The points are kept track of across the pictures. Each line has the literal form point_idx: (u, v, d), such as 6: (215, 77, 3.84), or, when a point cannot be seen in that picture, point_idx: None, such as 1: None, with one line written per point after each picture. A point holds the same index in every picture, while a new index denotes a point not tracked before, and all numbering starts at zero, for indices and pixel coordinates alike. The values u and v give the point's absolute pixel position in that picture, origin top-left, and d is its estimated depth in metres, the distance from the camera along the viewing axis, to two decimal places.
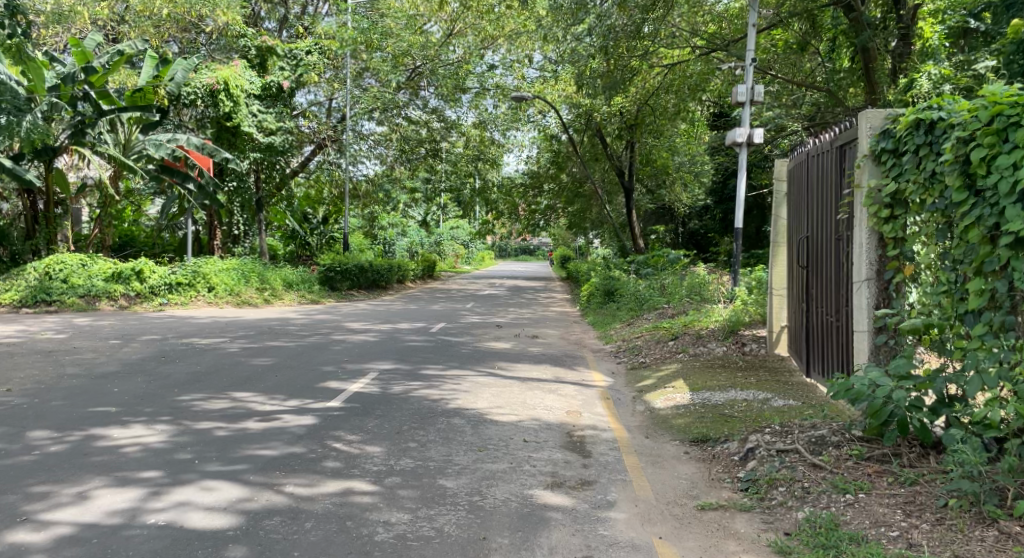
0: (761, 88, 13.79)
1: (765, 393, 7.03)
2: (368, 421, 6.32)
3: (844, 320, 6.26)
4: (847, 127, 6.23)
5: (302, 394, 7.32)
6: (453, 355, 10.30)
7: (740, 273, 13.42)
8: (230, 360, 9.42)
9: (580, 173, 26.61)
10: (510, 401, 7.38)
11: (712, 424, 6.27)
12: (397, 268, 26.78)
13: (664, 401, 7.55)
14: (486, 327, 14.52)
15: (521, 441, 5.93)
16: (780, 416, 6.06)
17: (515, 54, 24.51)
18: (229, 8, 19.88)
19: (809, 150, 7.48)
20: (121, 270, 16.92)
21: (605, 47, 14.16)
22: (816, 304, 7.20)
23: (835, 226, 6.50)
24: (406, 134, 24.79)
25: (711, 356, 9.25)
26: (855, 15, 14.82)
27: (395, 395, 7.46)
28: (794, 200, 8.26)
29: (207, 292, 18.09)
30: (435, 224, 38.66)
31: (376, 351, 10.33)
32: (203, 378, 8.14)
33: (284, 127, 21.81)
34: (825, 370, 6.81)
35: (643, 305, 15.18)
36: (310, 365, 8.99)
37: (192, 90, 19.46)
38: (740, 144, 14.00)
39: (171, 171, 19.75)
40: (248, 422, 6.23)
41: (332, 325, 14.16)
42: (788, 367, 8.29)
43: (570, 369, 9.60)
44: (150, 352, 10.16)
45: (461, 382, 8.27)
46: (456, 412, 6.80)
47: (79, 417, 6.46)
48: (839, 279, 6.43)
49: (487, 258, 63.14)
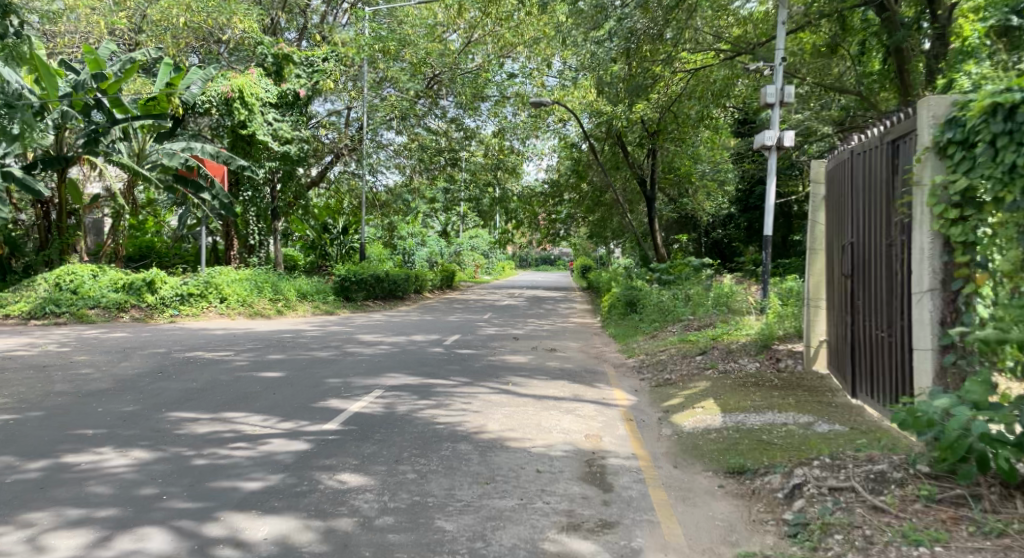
0: (792, 89, 13.02)
1: (807, 417, 6.32)
2: (365, 445, 5.71)
3: (900, 336, 5.55)
4: (904, 117, 5.53)
5: (297, 415, 6.69)
6: (467, 370, 9.64)
7: (769, 283, 12.52)
8: (229, 374, 8.82)
9: (601, 182, 25.36)
10: (524, 424, 6.75)
11: (749, 453, 5.60)
12: (414, 279, 26.19)
13: (693, 423, 6.85)
14: (503, 340, 13.83)
15: (534, 471, 5.28)
16: (827, 445, 5.35)
17: (534, 62, 23.81)
18: (246, 15, 19.63)
19: (854, 148, 6.77)
20: (132, 282, 16.49)
21: (628, 51, 13.66)
22: (863, 317, 6.49)
23: (887, 230, 5.81)
24: (426, 144, 24.19)
25: (743, 373, 8.55)
26: (889, 16, 14.00)
27: (399, 415, 6.84)
28: (834, 203, 7.59)
29: (219, 303, 17.42)
30: (454, 234, 37.98)
31: (385, 366, 9.70)
32: (195, 395, 7.54)
33: (300, 135, 21.11)
34: (875, 391, 6.11)
35: (667, 316, 14.49)
36: (311, 380, 8.38)
37: (207, 98, 19.21)
38: (770, 147, 13.23)
39: (184, 180, 18.86)
40: (232, 449, 5.63)
41: (344, 338, 13.52)
42: (829, 386, 7.57)
43: (591, 386, 8.91)
44: (148, 366, 9.60)
45: (470, 400, 7.63)
46: (463, 436, 6.17)
47: (51, 440, 5.87)
48: (892, 289, 5.73)
49: (508, 270, 62.12)
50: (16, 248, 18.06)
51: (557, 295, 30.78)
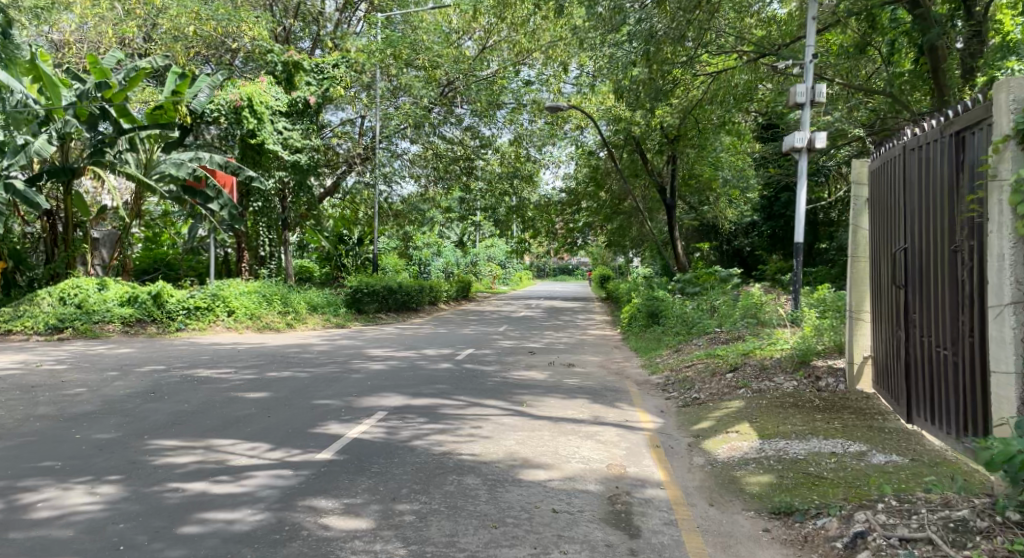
0: (822, 87, 12.26)
1: (859, 448, 5.62)
2: (359, 480, 5.05)
3: (970, 354, 4.86)
4: (972, 105, 4.85)
5: (289, 441, 6.02)
6: (479, 388, 8.98)
7: (800, 292, 11.76)
8: (224, 394, 8.19)
9: (620, 190, 24.69)
10: (538, 452, 6.09)
11: (796, 490, 4.91)
12: (428, 290, 25.55)
13: (727, 451, 6.17)
14: (518, 354, 13.14)
15: (549, 512, 4.61)
16: (888, 483, 4.65)
17: (550, 69, 23.21)
18: (256, 24, 19.13)
19: (907, 143, 6.08)
20: (137, 295, 15.95)
21: (647, 54, 12.97)
22: (920, 331, 5.78)
23: (951, 234, 5.12)
24: (441, 154, 23.56)
25: (779, 393, 7.85)
26: (921, 12, 13.17)
27: (401, 442, 6.18)
28: (881, 208, 6.92)
29: (227, 317, 16.83)
30: (472, 244, 37.37)
31: (392, 385, 9.03)
32: (183, 417, 6.88)
33: (311, 144, 20.38)
34: (937, 417, 5.42)
35: (693, 328, 13.74)
36: (309, 402, 7.73)
37: (216, 107, 18.58)
38: (799, 150, 12.50)
39: (191, 192, 18.03)
40: (211, 482, 4.98)
41: (352, 353, 12.86)
42: (877, 409, 6.86)
43: (612, 407, 8.23)
44: (143, 384, 8.92)
45: (481, 425, 6.97)
46: (472, 467, 5.51)
47: (12, 471, 5.21)
48: (958, 300, 5.03)
49: (525, 280, 61.44)
50: (21, 261, 17.61)
51: (558, 295, 40.22)
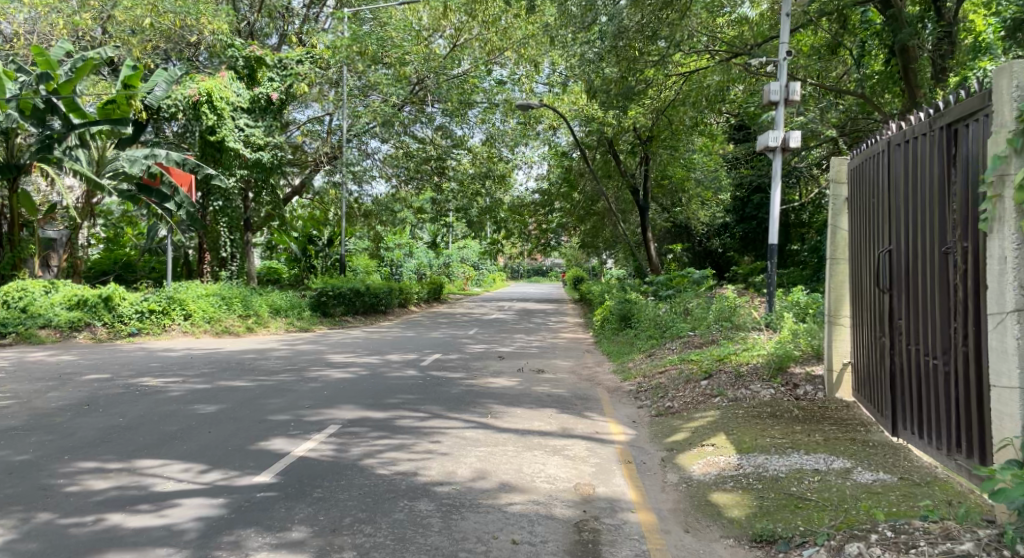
0: (796, 86, 11.93)
1: (844, 464, 5.26)
2: (297, 509, 4.55)
3: (963, 364, 4.49)
4: (967, 95, 4.51)
5: (226, 462, 5.49)
6: (442, 398, 8.49)
7: (775, 295, 11.41)
8: (166, 407, 7.61)
9: (593, 191, 24.30)
10: (500, 470, 5.63)
11: (780, 514, 4.50)
12: (398, 292, 24.94)
13: (704, 467, 5.77)
14: (487, 359, 12.65)
15: (509, 544, 4.16)
16: (880, 507, 4.30)
17: (523, 68, 22.82)
18: (217, 17, 18.35)
19: (892, 138, 5.72)
20: (87, 298, 15.14)
21: (618, 50, 12.63)
22: (907, 339, 5.40)
23: (941, 235, 4.75)
24: (412, 153, 23.01)
25: (756, 402, 7.47)
26: (893, 12, 12.90)
27: (350, 462, 5.67)
28: (862, 209, 6.57)
29: (183, 320, 16.00)
30: (444, 245, 36.87)
31: (349, 395, 8.51)
32: (113, 435, 6.29)
33: (274, 142, 19.54)
34: (926, 432, 5.04)
35: (665, 331, 13.34)
36: (257, 415, 7.19)
37: (173, 102, 18.12)
38: (773, 149, 12.16)
39: (147, 189, 17.09)
40: (129, 513, 4.45)
41: (312, 359, 12.27)
42: (860, 419, 6.51)
43: (582, 417, 7.79)
44: (78, 396, 8.28)
45: (440, 440, 6.48)
46: (425, 491, 5.03)
47: None
48: (951, 305, 4.65)
49: (498, 280, 61.08)
50: None
51: (532, 295, 41.90)
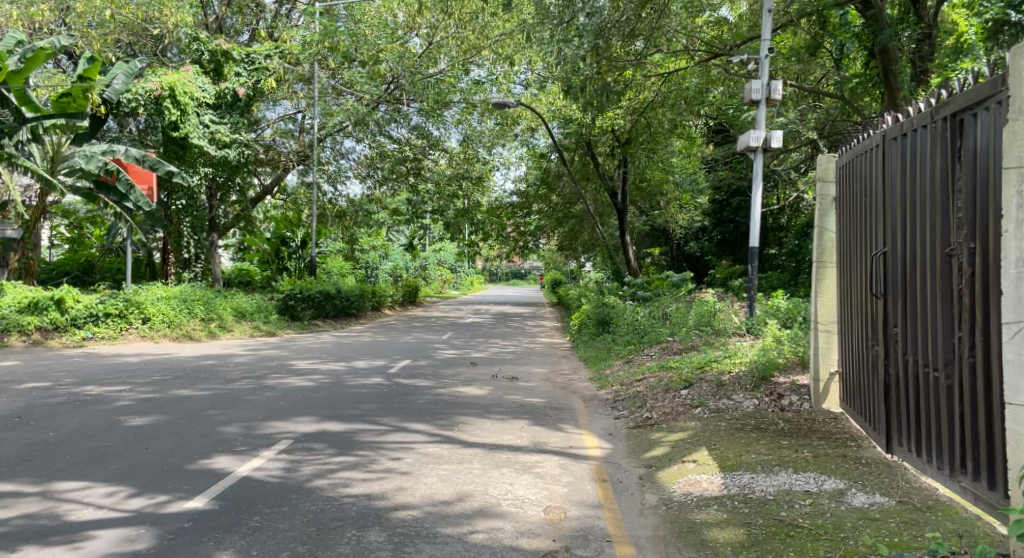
0: (778, 85, 11.52)
1: (837, 483, 4.86)
2: (227, 542, 4.04)
3: (968, 377, 4.06)
4: (973, 83, 4.10)
5: (158, 484, 4.96)
6: (407, 409, 7.96)
7: (756, 299, 10.97)
8: (105, 419, 7.01)
9: (569, 193, 23.99)
10: (462, 491, 5.14)
11: (770, 544, 4.08)
12: (370, 295, 24.36)
13: (685, 486, 5.32)
14: (458, 366, 12.15)
15: None
16: (881, 538, 3.90)
17: (500, 68, 22.34)
18: (180, 9, 17.60)
19: (887, 131, 5.31)
20: (37, 300, 14.36)
21: (597, 49, 12.14)
22: (903, 348, 4.97)
23: (945, 237, 4.33)
24: (386, 153, 22.45)
25: (739, 413, 7.04)
26: (874, 12, 12.59)
27: (298, 483, 5.15)
28: (852, 209, 6.18)
29: (142, 324, 15.32)
30: (419, 247, 36.36)
31: (308, 405, 7.95)
32: (38, 452, 5.71)
33: (240, 140, 19.07)
34: (926, 450, 4.61)
35: (643, 337, 12.91)
36: (202, 429, 6.63)
37: (133, 97, 17.12)
38: (755, 149, 11.76)
39: (104, 187, 16.45)
40: (35, 548, 3.93)
41: (274, 365, 11.66)
42: (849, 432, 6.10)
43: (555, 429, 7.33)
44: (12, 407, 7.65)
45: (400, 456, 5.97)
46: (377, 517, 4.53)
47: None
48: (957, 312, 4.21)
49: (476, 284, 60.83)
50: None
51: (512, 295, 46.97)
